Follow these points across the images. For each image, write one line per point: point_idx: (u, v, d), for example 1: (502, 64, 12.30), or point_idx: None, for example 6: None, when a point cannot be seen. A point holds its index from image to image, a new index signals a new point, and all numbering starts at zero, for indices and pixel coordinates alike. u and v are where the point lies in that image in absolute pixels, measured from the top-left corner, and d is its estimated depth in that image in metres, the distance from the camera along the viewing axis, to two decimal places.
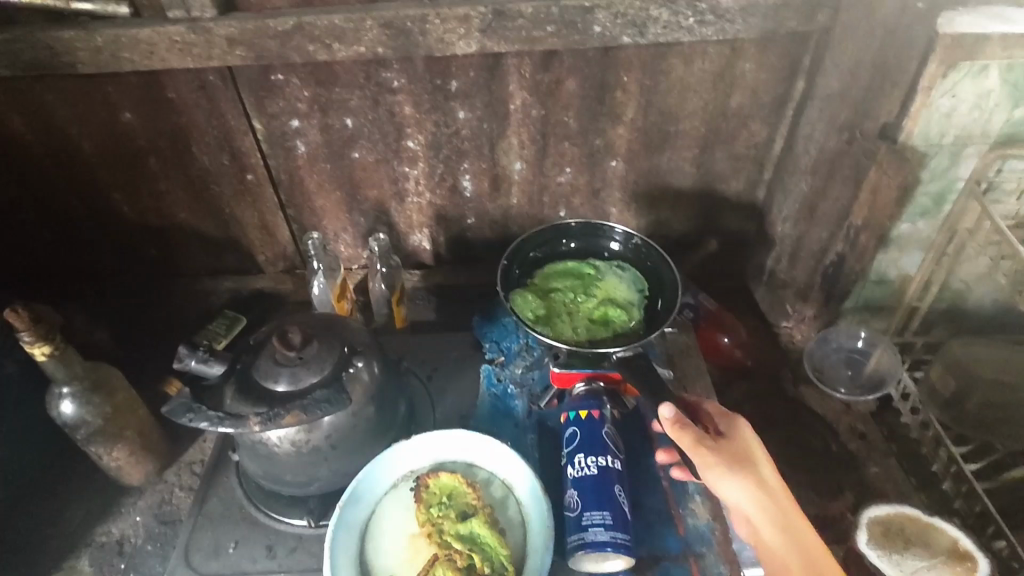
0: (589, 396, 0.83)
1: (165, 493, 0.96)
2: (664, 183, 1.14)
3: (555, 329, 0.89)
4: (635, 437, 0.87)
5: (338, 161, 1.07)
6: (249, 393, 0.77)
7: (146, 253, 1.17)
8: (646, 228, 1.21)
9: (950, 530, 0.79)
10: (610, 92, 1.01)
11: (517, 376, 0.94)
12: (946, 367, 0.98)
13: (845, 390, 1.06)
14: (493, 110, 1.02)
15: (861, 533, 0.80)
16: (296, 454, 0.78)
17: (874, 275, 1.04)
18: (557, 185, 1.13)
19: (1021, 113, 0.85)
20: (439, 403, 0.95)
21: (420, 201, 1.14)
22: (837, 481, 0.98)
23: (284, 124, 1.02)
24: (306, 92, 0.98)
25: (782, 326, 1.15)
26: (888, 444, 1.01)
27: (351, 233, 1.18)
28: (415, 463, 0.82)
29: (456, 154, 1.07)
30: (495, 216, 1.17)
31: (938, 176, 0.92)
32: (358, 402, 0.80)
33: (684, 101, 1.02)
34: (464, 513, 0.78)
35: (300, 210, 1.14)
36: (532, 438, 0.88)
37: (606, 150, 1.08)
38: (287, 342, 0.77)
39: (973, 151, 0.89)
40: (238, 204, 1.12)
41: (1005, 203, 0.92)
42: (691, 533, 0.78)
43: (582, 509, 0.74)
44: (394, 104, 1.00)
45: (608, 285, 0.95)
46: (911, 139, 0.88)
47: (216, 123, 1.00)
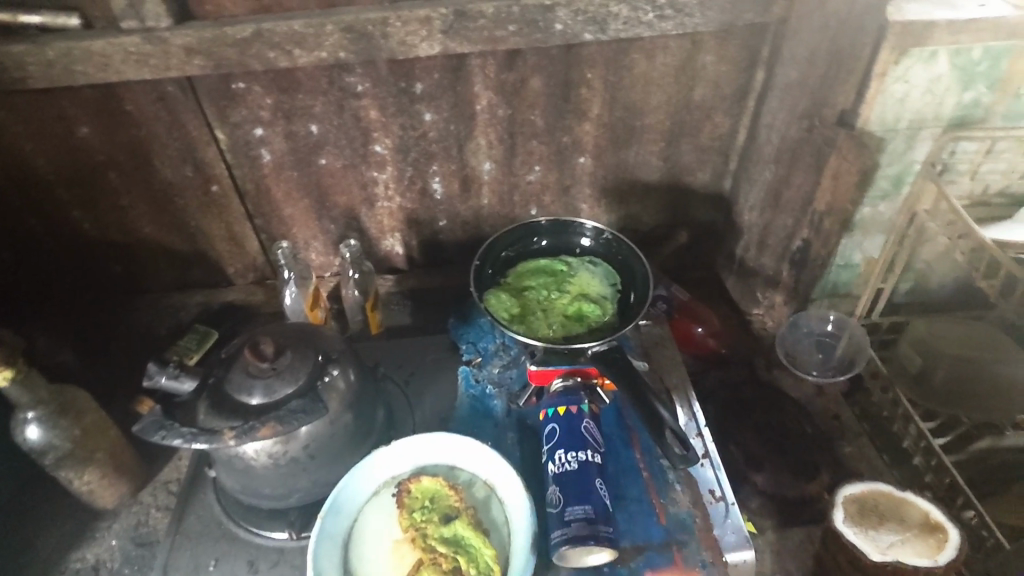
0: (566, 392, 0.85)
1: (140, 514, 0.94)
2: (633, 177, 1.15)
3: (530, 327, 0.89)
4: (614, 430, 0.88)
5: (305, 169, 1.06)
6: (222, 407, 0.76)
7: (111, 270, 1.15)
8: (616, 223, 1.22)
9: (922, 503, 0.81)
10: (575, 89, 1.01)
11: (495, 375, 0.94)
12: (912, 345, 1.02)
13: (817, 373, 1.08)
14: (459, 111, 1.02)
15: (838, 512, 0.82)
16: (273, 466, 0.77)
17: (840, 259, 1.05)
18: (527, 184, 1.13)
19: (970, 96, 0.87)
20: (417, 406, 0.94)
21: (391, 205, 1.13)
22: (812, 463, 1.00)
23: (248, 133, 1.00)
24: (269, 99, 0.97)
25: (754, 314, 1.17)
26: (861, 424, 1.05)
27: (321, 240, 1.17)
28: (396, 468, 0.82)
29: (425, 157, 1.07)
30: (466, 217, 1.17)
31: (896, 159, 0.93)
32: (335, 409, 0.79)
33: (648, 96, 1.03)
34: (448, 515, 0.78)
35: (269, 219, 1.12)
36: (512, 437, 0.88)
37: (574, 147, 1.09)
38: (259, 354, 0.76)
39: (928, 135, 0.90)
40: (205, 216, 1.10)
41: (959, 184, 0.95)
42: (672, 521, 0.78)
43: (565, 505, 0.75)
44: (359, 108, 1.00)
45: (581, 280, 0.96)
46: (868, 124, 0.89)
47: (178, 134, 0.98)
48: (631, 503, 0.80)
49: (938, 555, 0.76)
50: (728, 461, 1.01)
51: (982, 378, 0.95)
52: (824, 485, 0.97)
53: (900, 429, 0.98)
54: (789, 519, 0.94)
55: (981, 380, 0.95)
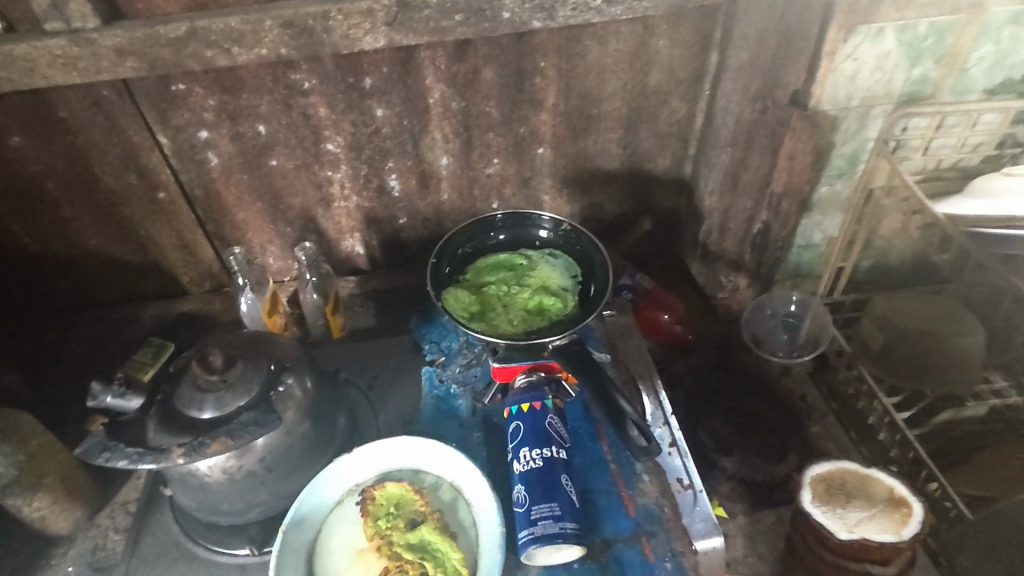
0: (530, 388, 0.84)
1: (98, 538, 0.90)
2: (593, 166, 1.14)
3: (491, 323, 0.88)
4: (580, 423, 0.86)
5: (255, 171, 1.02)
6: (172, 424, 0.73)
7: (58, 286, 1.10)
8: (580, 213, 1.20)
9: (887, 480, 0.82)
10: (528, 78, 0.99)
11: (458, 375, 0.92)
12: (874, 322, 1.01)
13: (783, 355, 1.08)
14: (412, 105, 0.99)
15: (806, 492, 0.82)
16: (230, 481, 0.75)
17: (800, 239, 1.05)
18: (486, 177, 1.11)
19: (920, 72, 0.87)
20: (381, 409, 0.92)
21: (348, 205, 1.10)
22: (782, 444, 1.00)
23: (192, 136, 0.96)
24: (211, 100, 0.93)
25: (720, 298, 1.17)
26: (828, 403, 1.05)
27: (278, 244, 1.13)
28: (359, 475, 0.80)
29: (379, 154, 1.04)
30: (426, 214, 1.14)
31: (850, 138, 0.93)
32: (291, 418, 0.77)
33: (603, 83, 1.02)
34: (413, 521, 0.76)
35: (221, 225, 1.08)
36: (479, 436, 0.87)
37: (533, 138, 1.07)
38: (207, 366, 0.75)
39: (880, 111, 0.90)
40: (153, 225, 1.05)
41: (913, 159, 0.95)
42: (642, 512, 0.78)
43: (530, 504, 0.73)
44: (308, 106, 0.96)
45: (541, 273, 0.94)
46: (821, 104, 0.89)
47: (117, 140, 0.94)
48: (600, 496, 0.79)
49: (902, 530, 0.76)
50: (698, 447, 1.01)
51: (942, 350, 0.94)
52: (793, 467, 0.97)
53: (867, 405, 1.00)
54: (760, 500, 0.95)
55: (942, 352, 0.95)
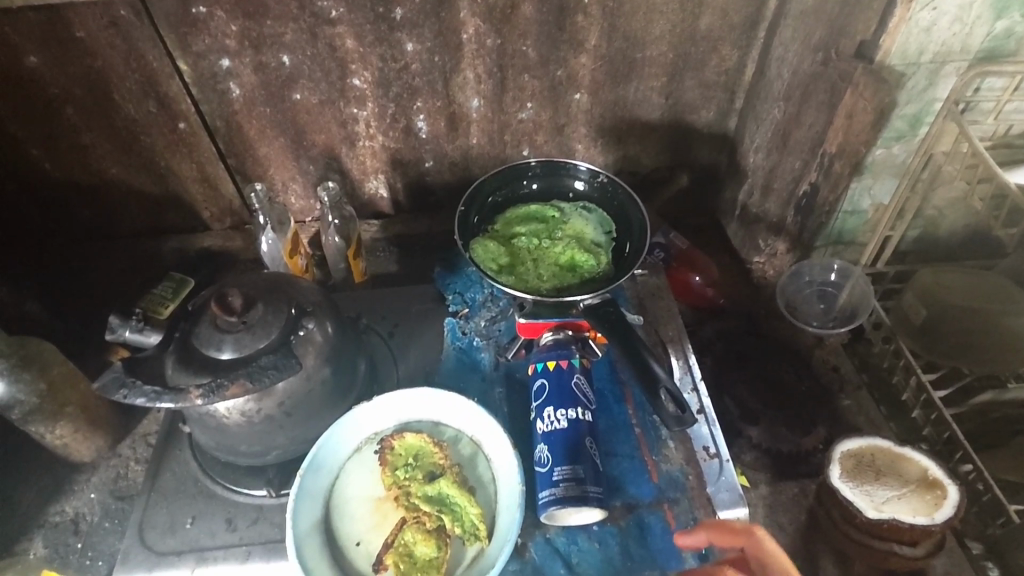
0: (557, 346, 0.81)
1: (119, 467, 0.91)
2: (632, 116, 1.07)
3: (519, 277, 0.85)
4: (606, 384, 0.84)
5: (278, 104, 0.98)
6: (190, 363, 0.72)
7: (80, 215, 1.08)
8: (614, 165, 1.15)
9: (921, 460, 0.79)
10: (570, 16, 0.92)
11: (482, 328, 0.90)
12: (918, 296, 0.96)
13: (818, 324, 1.05)
14: (444, 40, 0.93)
15: (834, 467, 0.80)
16: (248, 424, 0.74)
17: (847, 205, 0.98)
18: (519, 122, 1.06)
19: (1004, 25, 0.79)
20: (402, 357, 0.90)
21: (373, 144, 1.05)
22: (810, 416, 0.97)
23: (214, 64, 0.92)
24: (234, 26, 0.88)
25: (755, 262, 1.13)
26: (860, 375, 1.01)
27: (300, 182, 1.10)
28: (378, 424, 0.79)
29: (408, 92, 0.98)
30: (454, 158, 1.09)
31: (915, 98, 0.86)
32: (312, 363, 0.76)
33: (649, 25, 0.95)
34: (432, 473, 0.75)
35: (243, 160, 1.05)
36: (500, 391, 0.85)
37: (570, 82, 1.01)
38: (226, 307, 0.73)
39: (952, 69, 0.83)
40: (174, 156, 1.02)
41: (982, 124, 0.87)
42: (665, 479, 0.77)
43: (553, 464, 0.72)
44: (335, 37, 0.91)
45: (574, 227, 0.91)
46: (888, 57, 0.81)
47: (136, 65, 0.90)
48: (623, 461, 0.78)
49: (935, 512, 0.74)
50: (723, 414, 0.97)
51: (987, 328, 0.90)
52: (820, 440, 0.94)
53: (901, 380, 0.96)
54: (785, 471, 0.92)
55: (990, 332, 0.90)
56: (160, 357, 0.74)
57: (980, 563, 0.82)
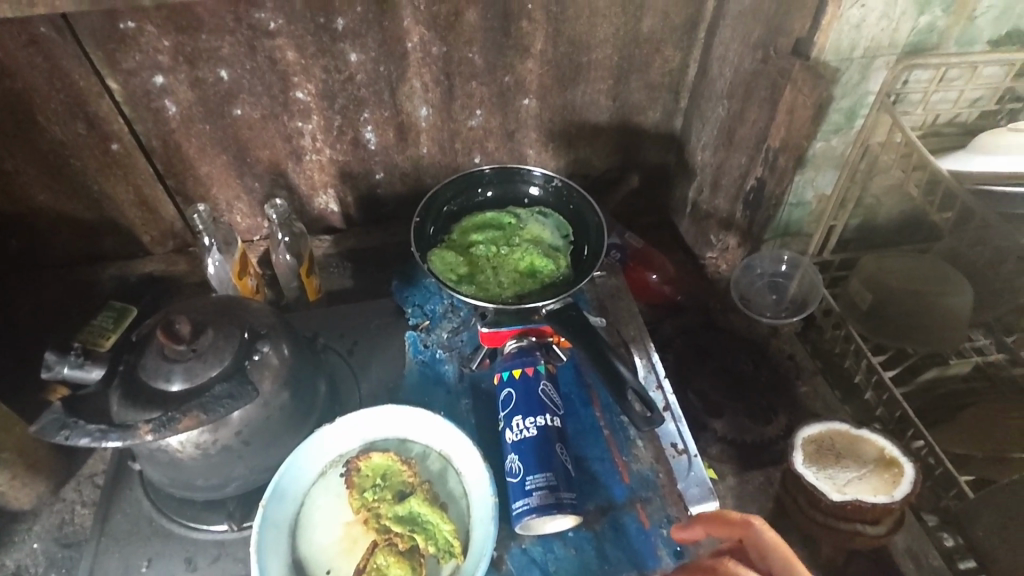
0: (522, 353, 0.80)
1: (64, 512, 0.85)
2: (581, 119, 1.08)
3: (479, 286, 0.84)
4: (572, 388, 0.84)
5: (218, 121, 0.94)
6: (137, 398, 0.68)
7: (6, 245, 1.02)
8: (565, 168, 1.15)
9: (878, 441, 0.82)
10: (515, 22, 0.92)
11: (445, 340, 0.89)
12: (863, 282, 1.00)
13: (771, 314, 1.07)
14: (388, 49, 0.91)
15: (797, 454, 0.82)
16: (204, 456, 0.71)
17: (793, 197, 1.01)
18: (468, 130, 1.05)
19: (926, 20, 0.83)
20: (364, 376, 0.87)
21: (320, 157, 1.03)
22: (771, 404, 0.99)
23: (147, 81, 0.87)
24: (166, 41, 0.84)
25: (708, 258, 1.15)
26: (813, 361, 1.04)
27: (246, 200, 1.06)
28: (343, 446, 0.76)
29: (354, 103, 0.96)
30: (405, 168, 1.08)
31: (849, 92, 0.89)
32: (269, 388, 0.73)
33: (593, 28, 0.95)
34: (401, 492, 0.73)
35: (183, 180, 1.00)
36: (467, 403, 0.84)
37: (518, 87, 1.01)
38: (174, 335, 0.69)
39: (882, 64, 0.86)
40: (108, 179, 0.97)
41: (912, 114, 0.92)
42: (636, 479, 0.77)
43: (525, 473, 0.71)
44: (274, 49, 0.88)
45: (531, 232, 0.90)
46: (824, 54, 0.84)
47: (61, 84, 0.85)
48: (593, 464, 0.78)
49: (894, 490, 0.76)
50: (687, 410, 0.99)
51: (931, 309, 0.93)
52: (781, 428, 0.96)
53: (853, 364, 1.00)
54: (749, 461, 0.94)
55: (931, 314, 0.94)
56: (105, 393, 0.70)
57: (938, 535, 0.85)
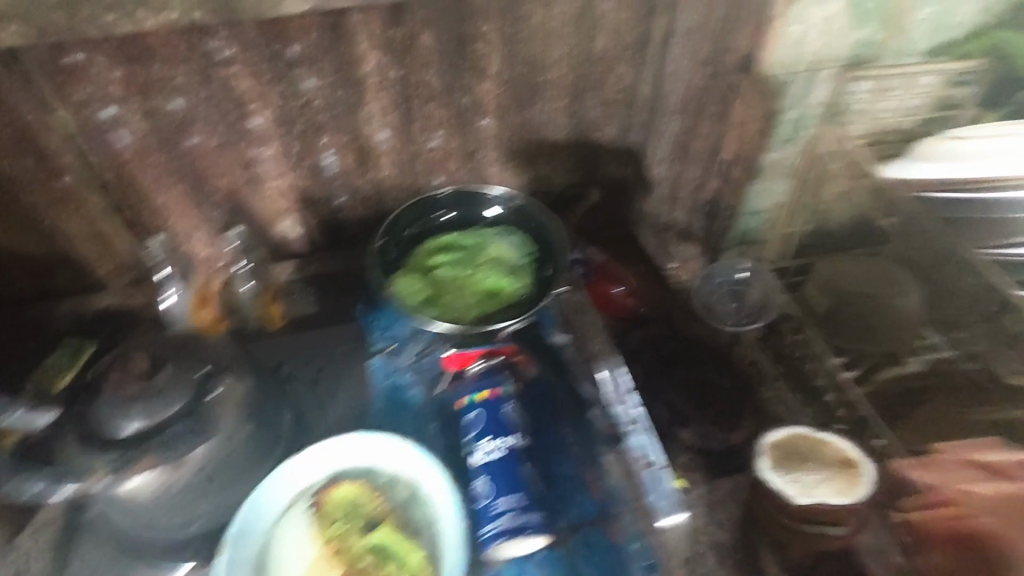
0: (487, 374, 0.82)
1: (19, 564, 0.76)
2: (540, 136, 1.09)
3: (445, 309, 0.86)
4: (540, 406, 0.85)
5: (173, 150, 0.93)
6: (90, 441, 0.67)
7: None
8: (528, 186, 1.16)
9: (839, 443, 0.84)
10: (470, 44, 0.93)
11: (410, 364, 0.88)
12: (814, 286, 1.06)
13: (733, 321, 1.09)
14: (345, 74, 0.92)
15: (762, 460, 0.83)
16: (164, 496, 0.70)
17: (747, 207, 1.09)
18: (429, 151, 1.05)
19: (866, 34, 0.88)
20: (330, 405, 0.87)
21: (280, 183, 1.02)
22: (737, 411, 1.00)
23: (97, 113, 0.86)
24: (117, 72, 0.83)
25: (669, 267, 1.16)
26: (777, 365, 1.05)
27: (205, 230, 1.04)
28: (309, 476, 0.75)
29: (312, 128, 0.96)
30: (367, 192, 1.08)
31: (797, 102, 0.95)
32: (231, 423, 0.72)
33: (548, 49, 0.97)
34: (370, 521, 0.73)
35: (139, 211, 0.98)
36: (434, 426, 0.84)
37: (476, 108, 1.02)
38: (133, 372, 0.71)
39: (827, 75, 0.92)
40: (60, 213, 0.94)
41: (859, 123, 0.97)
42: (606, 494, 0.78)
43: (493, 496, 0.72)
44: (229, 77, 0.88)
45: (494, 252, 0.91)
46: (771, 67, 0.91)
47: (7, 120, 0.83)
48: (563, 481, 0.79)
49: (856, 490, 0.79)
50: (656, 423, 0.99)
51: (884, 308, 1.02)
52: (747, 434, 0.97)
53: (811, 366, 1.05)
54: (720, 468, 0.92)
55: None
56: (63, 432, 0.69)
57: None
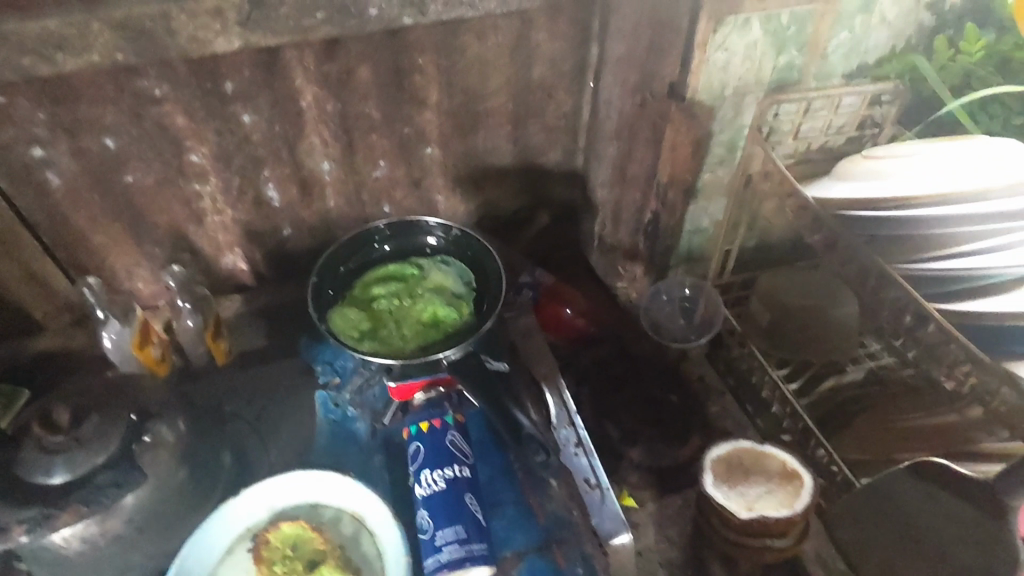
0: (429, 406, 0.83)
1: None
2: (485, 162, 1.10)
3: (383, 341, 0.85)
4: (482, 433, 0.88)
5: (108, 189, 0.91)
6: (11, 494, 0.65)
7: None
8: (476, 212, 1.17)
9: (780, 454, 0.85)
10: (407, 76, 0.94)
11: (356, 397, 0.88)
12: (761, 301, 1.05)
13: (681, 339, 1.12)
14: (282, 109, 0.92)
15: (708, 475, 0.84)
16: (92, 548, 0.69)
17: (689, 224, 1.07)
18: (374, 181, 1.06)
19: (787, 59, 0.90)
20: (273, 441, 0.86)
21: (223, 218, 1.01)
22: (684, 426, 1.04)
23: (24, 154, 0.84)
24: (43, 113, 0.81)
25: (618, 288, 1.19)
26: (724, 380, 1.09)
27: (147, 268, 1.02)
28: (250, 518, 0.74)
29: (252, 162, 0.96)
30: (314, 223, 1.07)
31: (727, 126, 0.96)
32: (164, 469, 0.72)
33: (485, 78, 0.99)
34: (313, 561, 0.72)
35: (75, 252, 0.96)
36: (380, 458, 0.85)
37: (419, 137, 1.03)
38: (54, 425, 0.68)
39: (752, 100, 0.94)
40: None
41: (784, 143, 0.99)
42: (551, 519, 0.80)
43: (435, 529, 0.72)
44: (162, 115, 0.87)
45: (434, 282, 0.92)
46: (698, 94, 0.90)
47: None
48: (507, 508, 0.82)
49: (795, 503, 0.81)
50: (605, 441, 1.02)
51: (823, 321, 1.00)
52: (696, 448, 1.02)
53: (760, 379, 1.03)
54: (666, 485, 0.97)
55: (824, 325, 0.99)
56: (9, 482, 0.65)
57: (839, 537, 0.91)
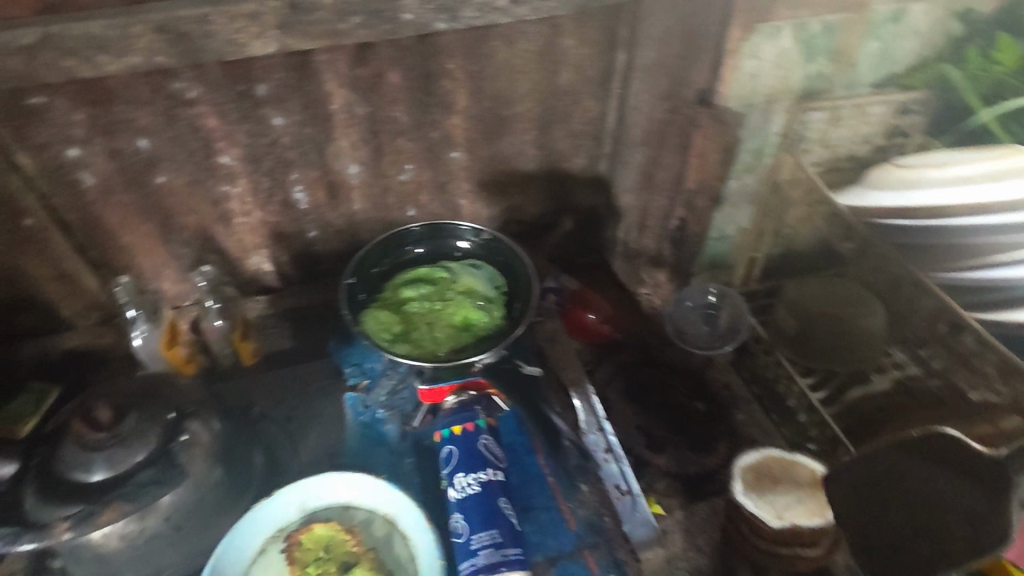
0: (460, 409, 0.83)
1: None
2: (511, 167, 1.10)
3: (415, 343, 0.85)
4: (515, 437, 0.88)
5: (140, 190, 0.92)
6: (56, 489, 0.67)
7: None
8: (500, 216, 1.17)
9: (809, 464, 0.86)
10: (436, 81, 0.95)
11: (385, 400, 0.88)
12: (788, 308, 1.06)
13: (705, 344, 1.10)
14: (313, 112, 0.92)
15: (737, 483, 0.85)
16: (130, 547, 0.69)
17: (714, 232, 1.08)
18: (400, 184, 1.06)
19: (816, 68, 0.90)
20: (302, 443, 0.86)
21: (251, 220, 1.01)
22: (709, 434, 1.02)
23: (59, 154, 0.84)
24: (80, 113, 0.82)
25: (642, 294, 1.20)
26: (749, 387, 1.07)
27: (174, 268, 1.03)
28: (283, 519, 0.74)
29: (282, 165, 0.96)
30: (339, 225, 1.08)
31: (755, 133, 0.96)
32: (200, 467, 0.71)
33: (513, 84, 0.99)
34: (346, 563, 0.72)
35: (105, 251, 0.96)
36: (410, 462, 0.85)
37: (445, 141, 1.03)
38: (93, 423, 0.69)
39: (782, 108, 0.93)
40: (21, 254, 0.91)
41: (813, 152, 0.99)
42: (583, 525, 0.80)
43: (469, 533, 0.72)
44: (195, 117, 0.87)
45: (464, 285, 0.92)
46: (727, 100, 0.91)
47: None
48: (540, 513, 0.81)
49: (827, 512, 0.80)
50: (630, 446, 1.01)
51: (849, 330, 0.99)
52: (722, 457, 0.99)
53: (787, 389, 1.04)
54: (695, 492, 0.95)
55: (851, 334, 0.99)
56: (49, 478, 0.67)
57: None
